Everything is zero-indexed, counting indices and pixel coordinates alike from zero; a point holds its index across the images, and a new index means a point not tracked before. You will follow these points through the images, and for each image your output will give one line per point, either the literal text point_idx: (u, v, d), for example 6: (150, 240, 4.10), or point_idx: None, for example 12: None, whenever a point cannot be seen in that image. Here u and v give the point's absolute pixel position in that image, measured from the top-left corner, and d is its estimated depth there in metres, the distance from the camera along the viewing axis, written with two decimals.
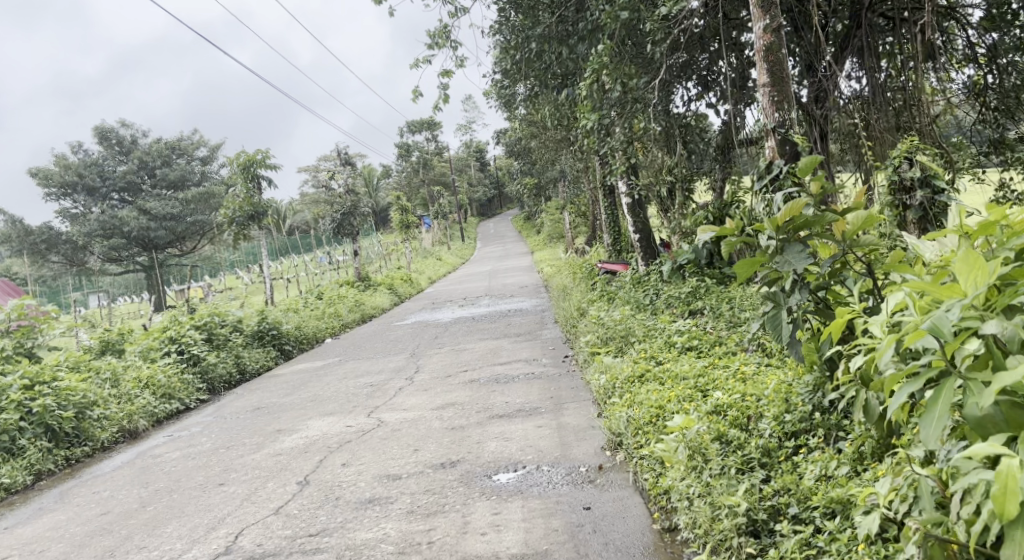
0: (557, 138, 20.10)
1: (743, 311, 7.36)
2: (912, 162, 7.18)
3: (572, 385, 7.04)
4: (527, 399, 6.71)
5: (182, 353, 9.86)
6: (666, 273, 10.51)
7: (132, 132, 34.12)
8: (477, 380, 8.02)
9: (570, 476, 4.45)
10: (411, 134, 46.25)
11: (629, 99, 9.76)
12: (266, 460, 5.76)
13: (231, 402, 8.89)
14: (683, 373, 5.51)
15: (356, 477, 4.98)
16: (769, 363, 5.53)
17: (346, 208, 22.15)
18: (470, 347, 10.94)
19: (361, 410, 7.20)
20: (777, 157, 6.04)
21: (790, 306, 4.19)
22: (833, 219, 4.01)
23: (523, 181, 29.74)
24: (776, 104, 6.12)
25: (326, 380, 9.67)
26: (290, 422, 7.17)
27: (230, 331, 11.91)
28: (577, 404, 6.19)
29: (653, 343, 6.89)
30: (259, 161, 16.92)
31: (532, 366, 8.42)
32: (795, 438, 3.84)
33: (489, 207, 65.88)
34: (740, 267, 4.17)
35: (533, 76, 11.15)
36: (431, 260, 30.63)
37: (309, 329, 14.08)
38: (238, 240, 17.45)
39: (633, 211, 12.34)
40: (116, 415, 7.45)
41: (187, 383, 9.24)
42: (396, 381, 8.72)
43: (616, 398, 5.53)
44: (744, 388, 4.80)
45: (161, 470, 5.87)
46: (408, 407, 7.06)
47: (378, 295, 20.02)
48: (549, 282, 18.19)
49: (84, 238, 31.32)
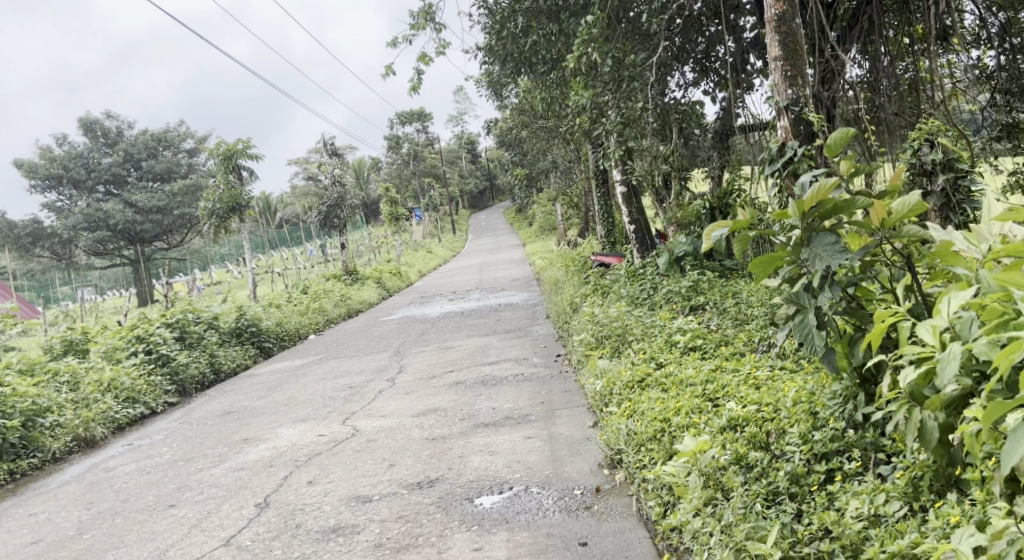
0: (549, 128, 19.50)
1: (752, 307, 6.82)
2: (932, 144, 6.63)
3: (565, 388, 6.49)
4: (516, 405, 6.15)
5: (150, 353, 9.25)
6: (665, 265, 9.97)
7: (118, 123, 33.25)
8: (463, 383, 7.46)
9: (563, 500, 3.90)
10: (402, 125, 45.54)
11: (624, 72, 9.11)
12: (226, 476, 5.19)
13: (201, 406, 8.31)
14: (690, 378, 4.97)
15: (321, 499, 4.43)
16: (783, 367, 5.00)
17: (333, 200, 21.50)
18: (458, 344, 10.38)
19: (337, 417, 6.64)
20: (790, 138, 5.56)
21: (819, 306, 3.58)
22: (868, 203, 3.50)
23: (514, 172, 29.14)
24: (788, 81, 5.62)
25: (303, 381, 9.08)
26: (259, 429, 6.59)
27: (205, 328, 11.29)
28: (570, 412, 5.63)
29: (652, 343, 6.34)
30: (240, 151, 16.25)
31: (522, 366, 7.86)
32: (827, 460, 3.31)
33: (480, 200, 65.36)
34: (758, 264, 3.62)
35: (523, 57, 10.54)
36: (420, 253, 30.04)
37: (291, 325, 13.49)
38: (219, 233, 16.80)
39: (628, 201, 11.79)
40: (71, 422, 6.87)
41: (154, 386, 8.64)
42: (377, 383, 8.16)
43: (613, 406, 4.99)
44: (762, 397, 4.27)
45: (109, 487, 5.29)
46: (387, 413, 6.49)
47: (366, 289, 19.43)
48: (541, 275, 17.64)
49: (69, 231, 30.62)
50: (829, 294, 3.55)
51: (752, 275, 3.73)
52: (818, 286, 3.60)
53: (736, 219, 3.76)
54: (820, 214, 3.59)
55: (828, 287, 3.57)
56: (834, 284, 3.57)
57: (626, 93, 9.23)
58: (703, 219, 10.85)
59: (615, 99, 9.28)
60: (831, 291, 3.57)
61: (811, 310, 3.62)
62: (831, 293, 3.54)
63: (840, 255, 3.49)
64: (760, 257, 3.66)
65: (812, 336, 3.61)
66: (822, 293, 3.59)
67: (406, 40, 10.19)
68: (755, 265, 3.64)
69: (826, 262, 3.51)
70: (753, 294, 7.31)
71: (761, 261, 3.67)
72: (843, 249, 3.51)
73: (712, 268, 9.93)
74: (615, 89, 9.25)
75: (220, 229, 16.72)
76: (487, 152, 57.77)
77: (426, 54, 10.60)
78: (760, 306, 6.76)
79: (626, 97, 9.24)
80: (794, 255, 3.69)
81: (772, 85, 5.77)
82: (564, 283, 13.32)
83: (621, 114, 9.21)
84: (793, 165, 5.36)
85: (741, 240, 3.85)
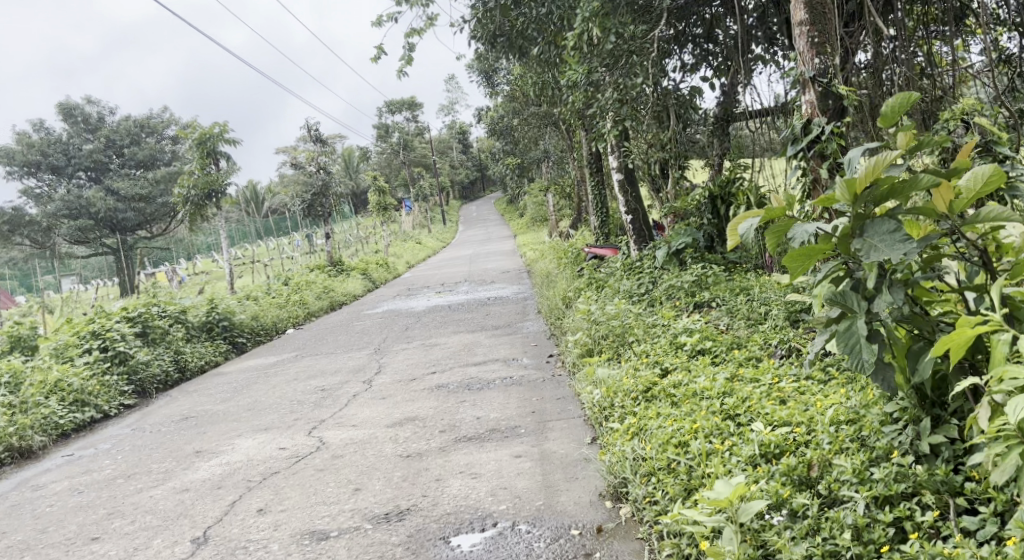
0: (542, 114, 18.73)
1: (768, 307, 6.13)
2: (967, 125, 5.96)
3: (558, 396, 5.80)
4: (504, 415, 5.46)
5: (106, 350, 8.49)
6: (663, 258, 9.39)
7: (100, 109, 32.21)
8: (446, 387, 6.75)
9: (557, 545, 3.25)
10: (392, 114, 44.67)
11: (624, 44, 8.41)
12: (166, 499, 4.50)
13: (159, 409, 7.58)
14: (706, 388, 4.28)
15: (270, 533, 3.75)
16: (810, 376, 4.35)
17: (317, 188, 20.53)
18: (443, 341, 9.66)
19: (303, 425, 5.94)
20: (816, 114, 4.88)
21: (875, 311, 2.89)
22: (934, 181, 2.83)
23: (505, 162, 28.34)
24: (814, 48, 4.93)
25: (273, 381, 8.37)
26: (214, 440, 5.87)
27: (172, 323, 10.54)
28: (565, 426, 4.94)
29: (655, 345, 5.66)
30: (217, 136, 15.44)
31: (510, 368, 7.16)
32: (891, 507, 2.73)
33: (471, 192, 64.61)
34: (796, 257, 2.97)
35: (513, 31, 9.86)
36: (408, 244, 29.28)
37: (268, 319, 12.74)
38: (195, 221, 16.01)
39: (625, 189, 11.10)
40: (5, 431, 6.17)
41: (109, 386, 7.90)
42: (351, 386, 7.45)
43: (615, 421, 4.31)
44: (796, 416, 3.63)
45: (30, 512, 4.58)
46: (359, 423, 5.79)
47: (350, 281, 18.65)
48: (532, 268, 16.91)
49: (49, 219, 29.70)
50: (889, 298, 2.85)
51: (786, 274, 3.05)
52: (874, 287, 2.91)
53: (768, 205, 3.10)
54: (875, 196, 2.92)
55: (888, 289, 2.88)
56: (897, 287, 2.88)
57: (625, 68, 8.52)
58: (704, 208, 10.05)
59: (613, 75, 8.59)
60: (892, 295, 2.87)
61: (862, 315, 2.92)
62: (892, 297, 2.85)
63: (902, 246, 2.79)
64: (796, 251, 2.98)
65: (862, 349, 2.92)
66: (879, 295, 2.90)
67: (391, 17, 9.56)
68: (791, 262, 2.96)
69: (885, 254, 2.80)
70: (769, 292, 6.60)
71: (796, 255, 2.98)
72: (905, 239, 2.80)
73: (714, 260, 9.26)
74: (612, 65, 8.61)
75: (196, 217, 15.92)
76: (478, 143, 56.98)
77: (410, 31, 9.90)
78: (777, 307, 6.07)
79: (624, 72, 8.56)
80: (841, 247, 2.99)
81: (795, 52, 5.06)
82: (555, 276, 12.61)
83: (617, 91, 8.55)
84: (820, 145, 4.81)
85: (773, 233, 3.18)
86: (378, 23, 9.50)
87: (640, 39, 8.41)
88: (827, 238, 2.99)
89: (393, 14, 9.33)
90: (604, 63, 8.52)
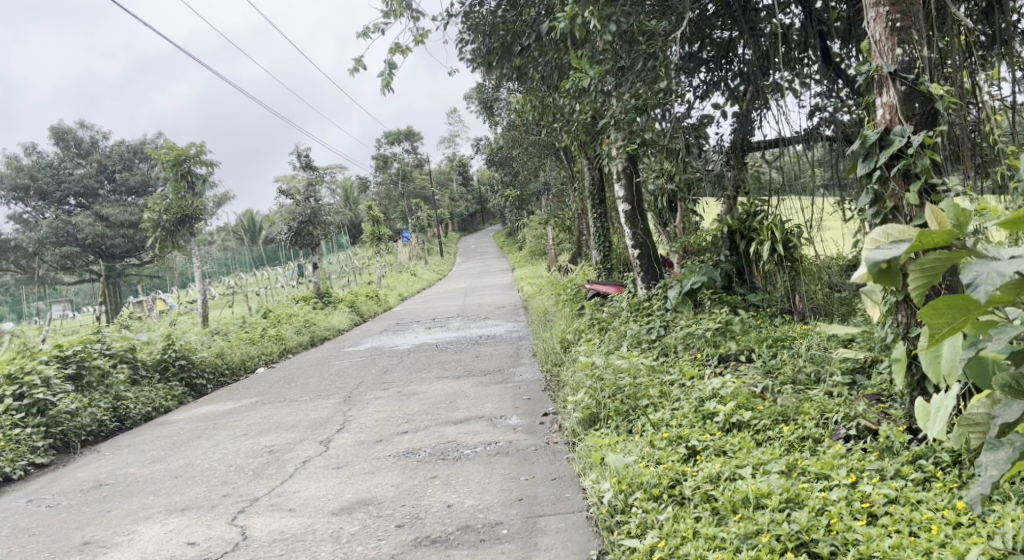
0: (542, 142, 17.66)
1: (817, 370, 4.95)
2: None
3: (552, 475, 4.58)
4: (481, 504, 4.22)
5: (22, 399, 7.21)
6: (675, 300, 8.20)
7: (93, 133, 31.10)
8: (416, 453, 5.51)
9: None
10: (391, 144, 43.85)
11: (638, 46, 7.17)
12: None
13: (76, 470, 6.34)
14: (760, 491, 3.06)
15: None
16: (903, 475, 3.24)
17: (306, 215, 18.90)
18: (425, 389, 8.43)
19: (230, 507, 4.73)
20: (898, 121, 3.73)
21: None
22: None
23: (503, 193, 27.17)
24: (897, 35, 3.73)
25: (220, 436, 7.12)
26: (112, 525, 4.64)
27: (117, 362, 9.28)
28: (561, 527, 3.72)
29: (677, 415, 4.48)
30: (194, 156, 13.97)
31: (497, 430, 5.92)
32: None
33: (470, 224, 63.69)
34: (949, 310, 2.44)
35: (506, 54, 8.78)
36: (404, 275, 28.07)
37: (236, 356, 11.48)
38: (166, 249, 14.74)
39: (633, 220, 9.89)
40: None
41: (17, 442, 6.64)
42: (306, 446, 6.22)
43: (633, 538, 3.16)
44: (908, 551, 2.59)
45: None
46: (298, 507, 4.58)
47: (336, 315, 17.37)
48: (530, 303, 15.70)
49: (35, 245, 28.38)
50: None
51: (929, 333, 2.50)
52: None
53: (929, 228, 2.52)
54: None
55: None
56: None
57: (640, 74, 7.22)
58: (722, 242, 8.84)
59: (629, 81, 7.31)
60: None
61: None
62: None
63: None
64: (948, 302, 2.42)
65: None
66: None
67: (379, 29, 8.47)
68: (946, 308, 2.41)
69: None
70: (817, 346, 5.39)
71: (944, 306, 2.43)
72: None
73: (736, 303, 8.05)
74: (626, 69, 7.31)
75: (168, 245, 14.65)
76: (478, 175, 56.05)
77: (398, 46, 8.81)
78: (830, 370, 4.89)
79: (640, 78, 7.24)
80: None
81: (869, 41, 3.88)
82: (554, 315, 11.40)
83: (635, 98, 7.21)
84: (905, 161, 3.67)
85: (924, 268, 2.60)
86: (363, 35, 8.36)
87: (659, 38, 7.17)
88: (1013, 288, 2.44)
89: (378, 25, 8.20)
90: (615, 67, 7.30)
